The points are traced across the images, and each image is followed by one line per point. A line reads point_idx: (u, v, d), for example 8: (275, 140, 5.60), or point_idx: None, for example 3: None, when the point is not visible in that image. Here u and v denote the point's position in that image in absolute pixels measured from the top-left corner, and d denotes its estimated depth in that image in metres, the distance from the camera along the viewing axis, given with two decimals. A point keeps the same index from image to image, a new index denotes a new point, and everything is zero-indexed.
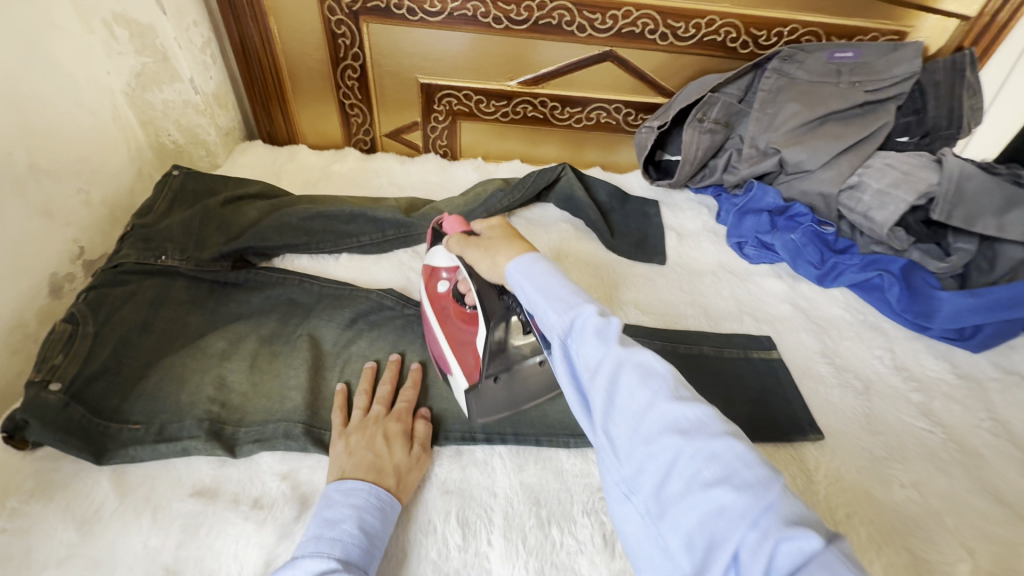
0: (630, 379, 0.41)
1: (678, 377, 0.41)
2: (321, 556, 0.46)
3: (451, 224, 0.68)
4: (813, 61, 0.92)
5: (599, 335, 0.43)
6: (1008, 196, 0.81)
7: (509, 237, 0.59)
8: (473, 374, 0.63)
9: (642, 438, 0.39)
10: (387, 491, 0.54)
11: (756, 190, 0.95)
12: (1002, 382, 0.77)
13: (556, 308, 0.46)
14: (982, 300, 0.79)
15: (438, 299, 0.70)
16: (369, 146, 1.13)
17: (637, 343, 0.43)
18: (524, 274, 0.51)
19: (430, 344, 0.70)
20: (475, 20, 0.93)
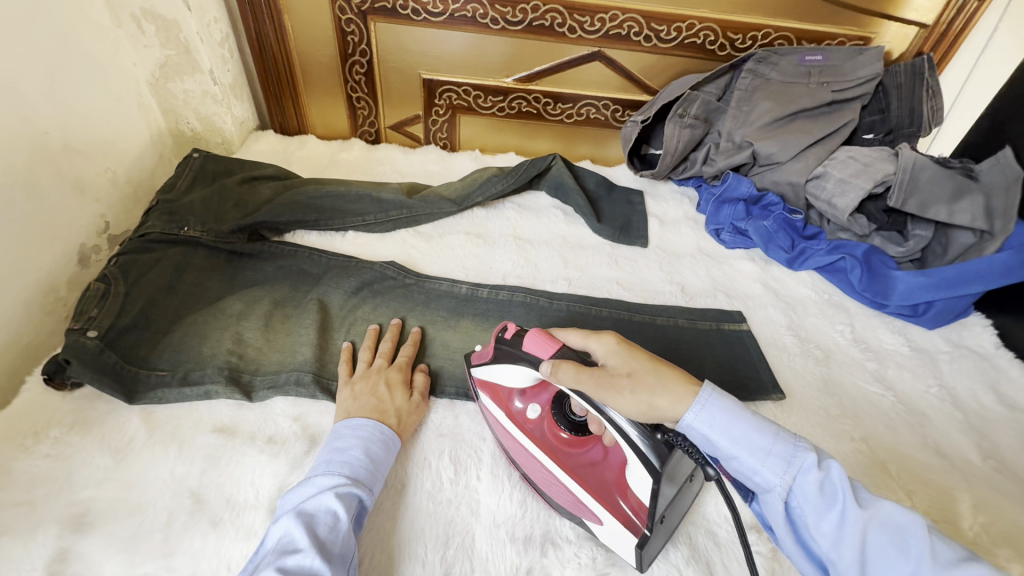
0: (877, 541, 0.42)
1: (929, 531, 0.41)
2: (332, 475, 0.53)
3: (540, 345, 0.56)
4: (785, 63, 1.01)
5: (827, 495, 0.44)
6: (959, 186, 0.87)
7: (653, 368, 0.50)
8: (635, 523, 0.52)
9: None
10: (389, 427, 0.60)
11: (731, 180, 1.01)
12: (951, 354, 0.85)
13: (772, 467, 0.46)
14: (932, 279, 0.87)
15: (532, 427, 0.60)
16: (373, 138, 1.21)
17: (875, 502, 0.43)
18: (712, 424, 0.47)
19: (541, 485, 0.59)
20: (473, 21, 1.01)
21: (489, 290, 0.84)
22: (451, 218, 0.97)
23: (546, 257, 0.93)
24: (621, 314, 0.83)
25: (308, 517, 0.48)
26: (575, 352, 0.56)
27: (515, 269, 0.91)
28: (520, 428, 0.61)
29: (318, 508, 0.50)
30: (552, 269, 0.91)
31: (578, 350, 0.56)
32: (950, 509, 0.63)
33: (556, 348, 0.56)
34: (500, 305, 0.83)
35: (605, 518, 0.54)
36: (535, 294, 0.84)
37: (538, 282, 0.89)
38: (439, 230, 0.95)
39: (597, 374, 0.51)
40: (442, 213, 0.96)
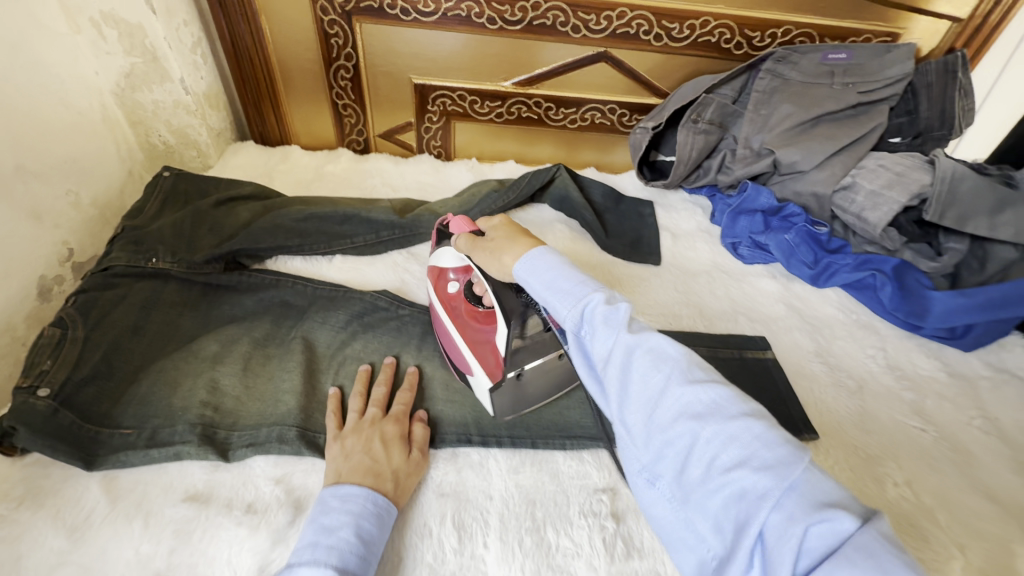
0: (643, 365, 0.42)
1: (691, 360, 0.42)
2: (317, 566, 0.45)
3: (457, 225, 0.69)
4: (806, 62, 0.93)
5: (609, 324, 0.44)
6: (1000, 197, 0.80)
7: (514, 236, 0.60)
8: (495, 373, 0.63)
9: (659, 424, 0.40)
10: (383, 495, 0.53)
11: (750, 190, 0.94)
12: (993, 380, 0.78)
13: (566, 302, 0.48)
14: (974, 300, 0.79)
15: (451, 301, 0.72)
16: (363, 147, 1.12)
17: (648, 331, 0.44)
18: (531, 271, 0.52)
19: (445, 346, 0.70)
20: (468, 20, 0.93)
21: None
22: None
23: None
24: None
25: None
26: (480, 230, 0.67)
27: None
28: (444, 301, 0.72)
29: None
30: None
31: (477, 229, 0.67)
32: (1010, 567, 0.57)
33: (470, 229, 0.68)
34: None
35: (475, 370, 0.65)
36: None
37: None
38: None
39: (476, 243, 0.64)
40: None
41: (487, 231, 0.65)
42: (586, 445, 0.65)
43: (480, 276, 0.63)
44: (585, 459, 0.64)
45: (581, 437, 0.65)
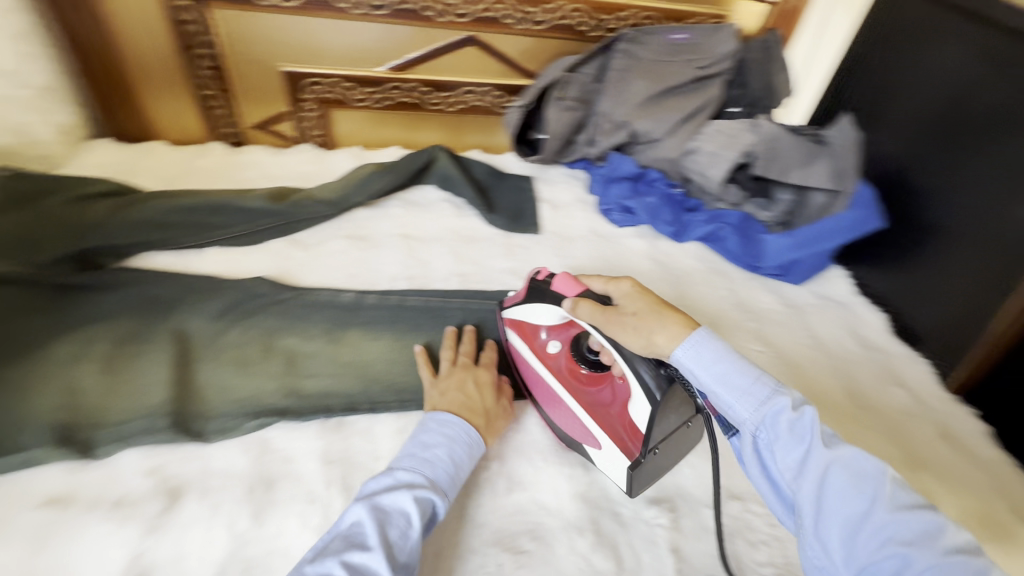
0: (840, 481, 0.44)
1: (893, 480, 0.44)
2: (413, 474, 0.51)
3: (565, 285, 0.61)
4: (653, 43, 1.04)
5: (797, 433, 0.47)
6: (810, 151, 0.94)
7: (660, 310, 0.55)
8: (630, 448, 0.57)
9: (862, 544, 0.42)
10: (475, 427, 0.58)
11: (615, 160, 1.05)
12: (818, 306, 0.93)
13: (743, 401, 0.49)
14: (798, 239, 0.93)
15: (552, 360, 0.66)
16: (236, 139, 1.08)
17: (844, 446, 0.46)
18: (698, 360, 0.51)
19: (555, 410, 0.65)
20: (331, 6, 0.94)
21: (377, 297, 0.79)
22: (330, 222, 0.90)
23: (438, 254, 0.89)
24: None
25: (382, 516, 0.46)
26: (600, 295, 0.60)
27: (405, 270, 0.85)
28: (541, 359, 0.66)
29: (393, 506, 0.47)
30: (445, 266, 0.87)
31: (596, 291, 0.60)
32: None
33: (580, 289, 0.61)
34: (392, 310, 0.78)
35: (604, 444, 0.60)
36: (428, 295, 0.81)
37: (431, 281, 0.84)
38: (318, 237, 0.88)
39: (609, 313, 0.56)
40: (317, 218, 0.88)
41: (617, 298, 0.58)
42: None
43: (612, 348, 0.56)
44: None
45: None
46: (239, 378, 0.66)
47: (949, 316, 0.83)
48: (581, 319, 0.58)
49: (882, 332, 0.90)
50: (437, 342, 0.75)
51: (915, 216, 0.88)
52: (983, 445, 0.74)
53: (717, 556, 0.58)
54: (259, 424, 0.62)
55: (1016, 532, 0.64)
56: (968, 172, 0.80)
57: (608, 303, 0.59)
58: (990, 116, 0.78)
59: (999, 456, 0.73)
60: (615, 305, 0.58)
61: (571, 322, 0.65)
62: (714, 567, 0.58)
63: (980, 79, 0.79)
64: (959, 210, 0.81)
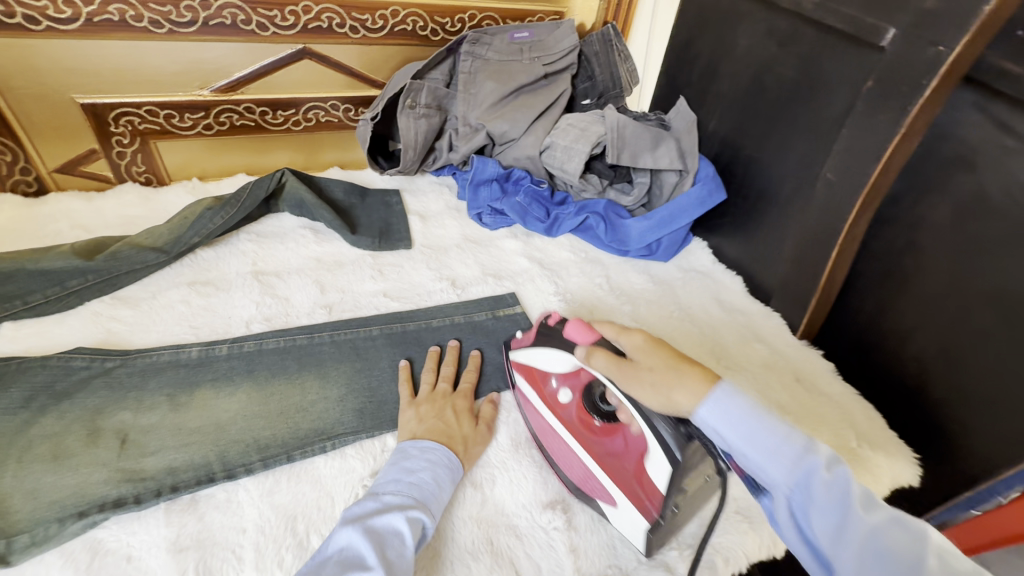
0: (882, 546, 0.41)
1: (934, 542, 0.41)
2: (402, 496, 0.53)
3: (576, 332, 0.61)
4: (498, 43, 1.04)
5: (836, 498, 0.43)
6: (654, 135, 0.99)
7: (678, 367, 0.52)
8: (648, 508, 0.54)
9: None
10: (455, 453, 0.60)
11: (477, 163, 1.02)
12: (684, 279, 0.99)
13: (772, 461, 0.46)
14: (654, 221, 0.98)
15: (562, 410, 0.63)
16: (36, 188, 0.92)
17: (883, 511, 0.42)
18: (721, 415, 0.49)
19: (566, 464, 0.62)
20: (126, 25, 0.84)
21: (230, 345, 0.71)
22: (164, 270, 0.80)
23: (298, 286, 0.82)
24: (393, 327, 0.78)
25: (376, 536, 0.48)
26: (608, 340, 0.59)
27: (261, 311, 0.77)
28: (554, 411, 0.64)
29: (386, 526, 0.49)
30: (308, 299, 0.81)
31: (604, 338, 0.59)
32: None
33: (594, 337, 0.60)
34: (247, 358, 0.70)
35: (621, 502, 0.56)
36: (290, 335, 0.74)
37: (292, 319, 0.77)
38: (152, 289, 0.77)
39: (624, 367, 0.55)
40: (146, 267, 0.78)
41: (630, 350, 0.56)
42: (347, 442, 0.63)
43: (627, 402, 0.54)
44: (348, 455, 0.62)
45: (339, 435, 0.64)
46: (53, 476, 0.55)
47: (788, 272, 0.91)
48: (595, 369, 0.57)
49: (739, 294, 0.98)
50: (304, 384, 0.69)
51: (751, 185, 0.96)
52: (832, 381, 0.82)
53: (613, 546, 0.59)
54: (86, 524, 0.52)
55: (865, 455, 0.71)
56: (781, 140, 0.89)
57: (621, 355, 0.57)
58: (787, 88, 0.86)
59: (845, 389, 0.81)
60: (627, 357, 0.56)
61: (580, 368, 0.62)
62: (611, 558, 0.58)
63: (774, 57, 0.88)
64: (781, 174, 0.90)
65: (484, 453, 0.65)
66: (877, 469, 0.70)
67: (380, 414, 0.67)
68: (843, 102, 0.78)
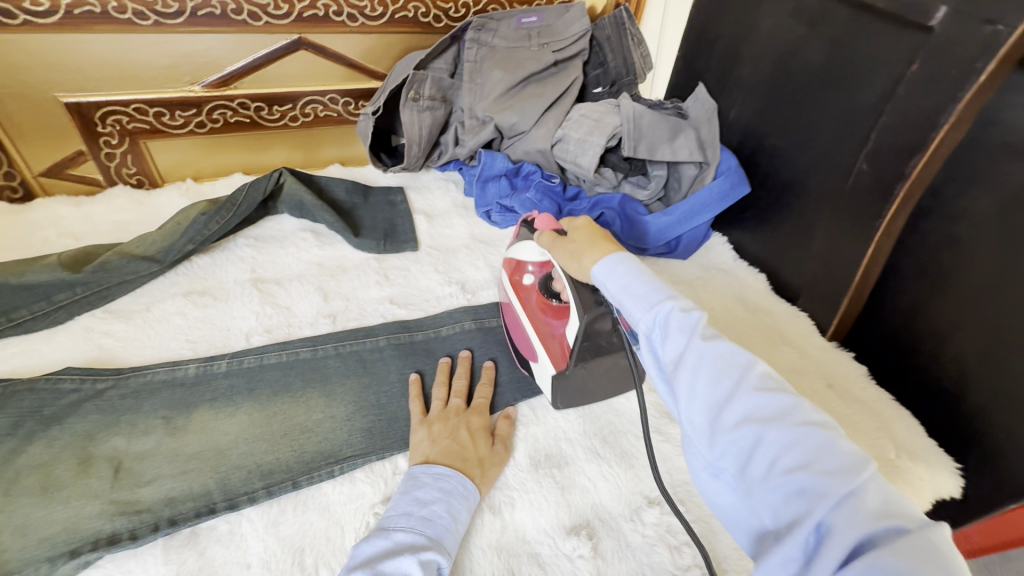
0: (711, 369, 0.44)
1: (760, 366, 0.43)
2: (414, 534, 0.49)
3: (544, 224, 0.68)
4: (504, 28, 0.98)
5: (681, 329, 0.46)
6: (673, 125, 0.93)
7: (596, 240, 0.59)
8: (561, 362, 0.64)
9: (723, 426, 0.41)
10: (471, 479, 0.56)
11: (485, 158, 0.96)
12: (705, 277, 0.94)
13: (637, 305, 0.50)
14: (673, 217, 0.92)
15: (525, 291, 0.71)
16: (22, 193, 0.88)
17: (720, 339, 0.45)
18: (608, 274, 0.53)
19: (517, 332, 0.72)
20: (109, 17, 0.78)
21: (229, 361, 0.67)
22: (158, 280, 0.75)
23: (301, 294, 0.78)
24: (401, 338, 0.74)
25: None
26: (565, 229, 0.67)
27: (262, 323, 0.73)
28: (517, 291, 0.72)
29: (396, 573, 0.45)
30: (311, 308, 0.76)
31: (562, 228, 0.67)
32: None
33: (556, 228, 0.68)
34: (248, 375, 0.66)
35: (542, 359, 0.66)
36: (293, 348, 0.70)
37: (295, 330, 0.73)
38: (146, 301, 0.73)
39: (558, 242, 0.64)
40: (139, 277, 0.73)
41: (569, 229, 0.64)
42: (355, 464, 0.59)
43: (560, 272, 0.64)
44: (358, 479, 0.58)
45: (348, 457, 0.60)
46: (42, 511, 0.52)
47: (817, 270, 0.85)
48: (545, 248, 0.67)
49: (764, 293, 0.93)
50: (309, 402, 0.65)
51: (775, 176, 0.90)
52: (866, 386, 0.78)
53: (644, 574, 0.54)
54: (78, 564, 0.49)
55: (905, 467, 0.67)
56: (809, 129, 0.83)
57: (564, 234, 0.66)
58: (816, 73, 0.80)
59: (881, 395, 0.77)
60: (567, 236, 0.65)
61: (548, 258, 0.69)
62: None
63: (802, 39, 0.82)
64: (809, 166, 0.84)
65: (501, 475, 0.61)
66: (918, 481, 0.66)
67: (391, 433, 0.63)
68: (880, 87, 0.72)
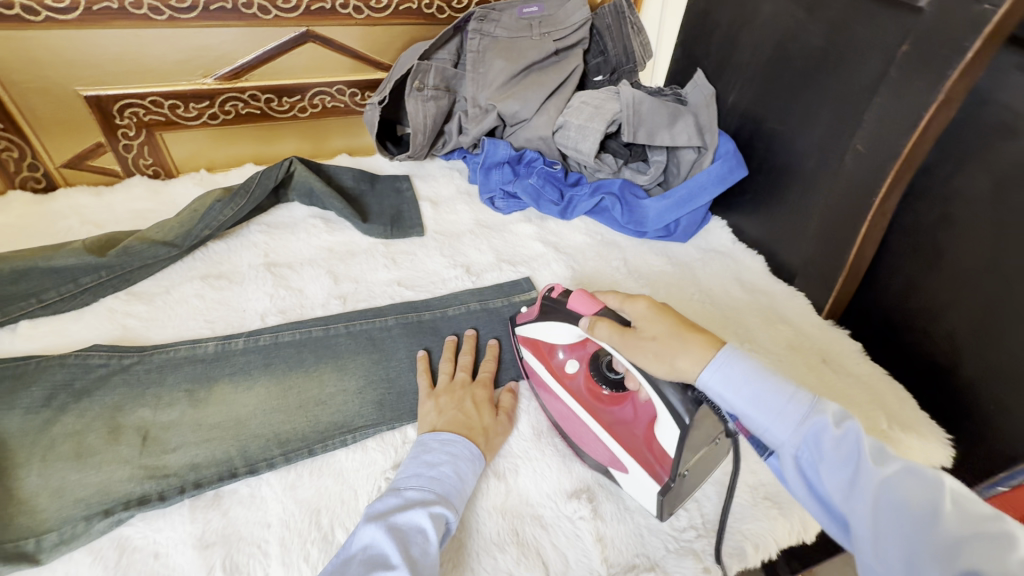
0: (888, 496, 0.41)
1: (941, 487, 0.40)
2: (423, 492, 0.52)
3: (581, 303, 0.61)
4: (506, 19, 1.00)
5: (842, 453, 0.44)
6: (672, 111, 0.95)
7: (681, 333, 0.52)
8: (659, 473, 0.54)
9: (922, 565, 0.38)
10: (476, 445, 0.59)
11: (488, 146, 0.99)
12: (703, 259, 0.96)
13: (780, 423, 0.47)
14: (672, 200, 0.95)
15: (569, 379, 0.65)
16: (45, 184, 0.91)
17: (887, 459, 0.43)
18: (726, 379, 0.49)
19: (580, 436, 0.63)
20: (126, 13, 0.81)
21: (246, 339, 0.70)
22: (177, 264, 0.79)
23: (312, 277, 0.81)
24: (409, 317, 0.77)
25: (399, 533, 0.47)
26: (612, 310, 0.59)
27: (275, 304, 0.76)
28: (560, 381, 0.66)
29: (409, 524, 0.48)
30: (322, 290, 0.79)
31: (610, 307, 0.59)
32: None
33: (599, 307, 0.60)
34: (264, 352, 0.69)
35: (632, 468, 0.57)
36: (305, 327, 0.73)
37: (307, 311, 0.76)
38: (166, 284, 0.76)
39: (628, 335, 0.54)
40: (159, 261, 0.77)
41: (635, 318, 0.56)
42: (367, 434, 0.63)
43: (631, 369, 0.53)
44: (369, 448, 0.62)
45: (361, 428, 0.63)
46: (76, 474, 0.55)
47: (813, 250, 0.87)
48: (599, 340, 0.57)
49: (761, 274, 0.95)
50: (322, 377, 0.68)
51: (772, 160, 0.92)
52: (860, 360, 0.80)
53: (641, 534, 0.57)
54: (112, 522, 0.52)
55: (896, 437, 0.69)
56: (805, 113, 0.85)
57: (626, 323, 0.56)
58: (813, 56, 0.82)
59: (874, 369, 0.79)
60: (630, 324, 0.56)
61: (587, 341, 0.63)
62: (640, 548, 0.56)
63: (799, 24, 0.84)
64: (805, 148, 0.86)
65: (505, 443, 0.64)
66: (908, 451, 0.68)
67: (400, 405, 0.66)
68: (874, 69, 0.74)
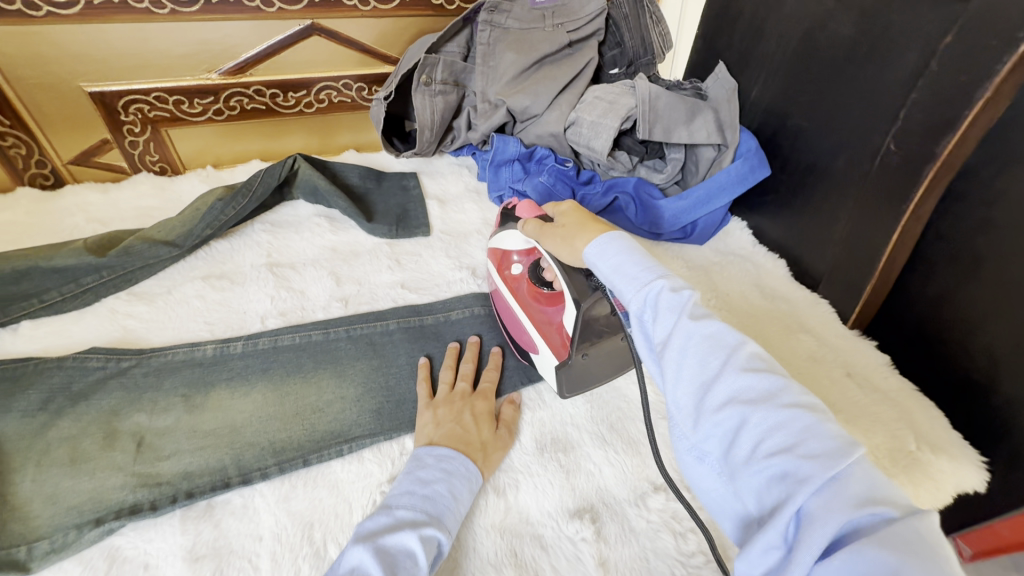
0: (699, 350, 0.43)
1: (749, 348, 0.43)
2: (415, 512, 0.50)
3: (524, 209, 0.69)
4: (518, 10, 0.96)
5: (672, 309, 0.45)
6: (690, 107, 0.90)
7: (585, 223, 0.59)
8: (562, 352, 0.64)
9: (708, 408, 0.41)
10: (473, 461, 0.56)
11: (497, 142, 0.95)
12: (721, 263, 0.91)
13: (629, 285, 0.49)
14: (689, 201, 0.90)
15: (514, 281, 0.72)
16: (54, 180, 0.91)
17: (710, 320, 0.44)
18: (601, 253, 0.53)
19: (510, 323, 0.72)
20: (127, 7, 0.80)
21: (245, 343, 0.69)
22: (178, 264, 0.78)
23: (314, 278, 0.79)
24: (411, 321, 0.75)
25: (387, 554, 0.45)
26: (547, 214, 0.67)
27: (276, 306, 0.75)
28: (507, 281, 0.73)
29: (397, 546, 0.46)
30: (324, 292, 0.78)
31: (546, 213, 0.66)
32: None
33: (538, 213, 0.68)
34: (263, 356, 0.68)
35: (541, 349, 0.66)
36: (305, 330, 0.71)
37: (308, 313, 0.75)
38: (168, 284, 0.75)
39: (546, 229, 0.63)
40: (160, 261, 0.76)
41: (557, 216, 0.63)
42: (363, 444, 0.61)
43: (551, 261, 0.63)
44: (365, 459, 0.60)
45: (357, 438, 0.61)
46: (70, 480, 0.55)
47: (839, 255, 0.82)
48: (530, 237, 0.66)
49: (783, 280, 0.90)
50: (320, 383, 0.66)
51: (797, 158, 0.87)
52: (888, 375, 0.75)
53: (646, 558, 0.54)
54: (103, 531, 0.51)
55: (925, 460, 0.64)
56: (833, 108, 0.79)
57: (549, 221, 0.65)
58: (843, 47, 0.76)
59: (904, 385, 0.74)
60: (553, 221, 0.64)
61: (533, 247, 0.71)
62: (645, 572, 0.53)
63: (828, 12, 0.78)
64: (832, 146, 0.81)
65: (505, 458, 0.62)
66: (938, 474, 0.63)
67: (399, 415, 0.64)
68: (910, 61, 0.68)
